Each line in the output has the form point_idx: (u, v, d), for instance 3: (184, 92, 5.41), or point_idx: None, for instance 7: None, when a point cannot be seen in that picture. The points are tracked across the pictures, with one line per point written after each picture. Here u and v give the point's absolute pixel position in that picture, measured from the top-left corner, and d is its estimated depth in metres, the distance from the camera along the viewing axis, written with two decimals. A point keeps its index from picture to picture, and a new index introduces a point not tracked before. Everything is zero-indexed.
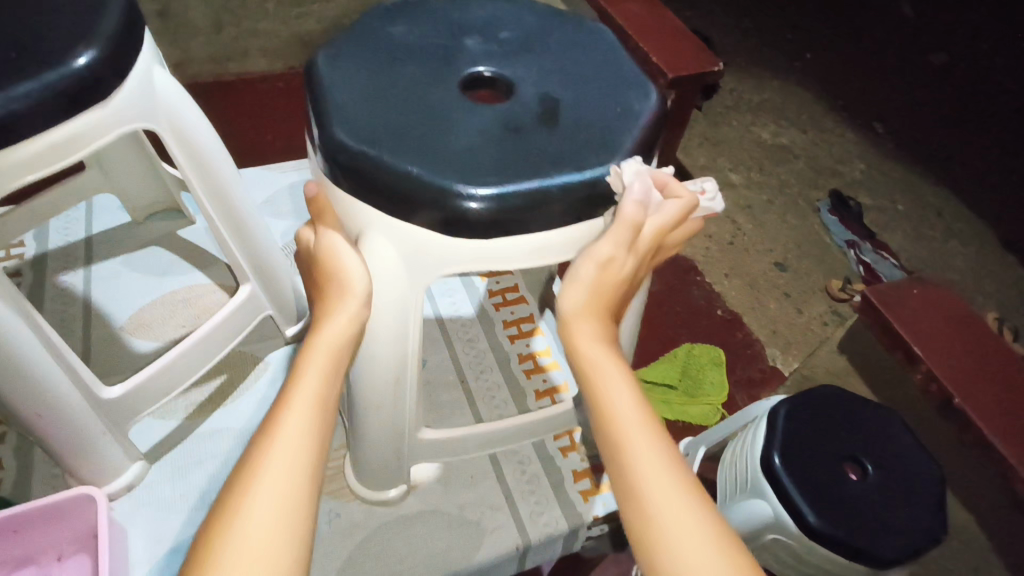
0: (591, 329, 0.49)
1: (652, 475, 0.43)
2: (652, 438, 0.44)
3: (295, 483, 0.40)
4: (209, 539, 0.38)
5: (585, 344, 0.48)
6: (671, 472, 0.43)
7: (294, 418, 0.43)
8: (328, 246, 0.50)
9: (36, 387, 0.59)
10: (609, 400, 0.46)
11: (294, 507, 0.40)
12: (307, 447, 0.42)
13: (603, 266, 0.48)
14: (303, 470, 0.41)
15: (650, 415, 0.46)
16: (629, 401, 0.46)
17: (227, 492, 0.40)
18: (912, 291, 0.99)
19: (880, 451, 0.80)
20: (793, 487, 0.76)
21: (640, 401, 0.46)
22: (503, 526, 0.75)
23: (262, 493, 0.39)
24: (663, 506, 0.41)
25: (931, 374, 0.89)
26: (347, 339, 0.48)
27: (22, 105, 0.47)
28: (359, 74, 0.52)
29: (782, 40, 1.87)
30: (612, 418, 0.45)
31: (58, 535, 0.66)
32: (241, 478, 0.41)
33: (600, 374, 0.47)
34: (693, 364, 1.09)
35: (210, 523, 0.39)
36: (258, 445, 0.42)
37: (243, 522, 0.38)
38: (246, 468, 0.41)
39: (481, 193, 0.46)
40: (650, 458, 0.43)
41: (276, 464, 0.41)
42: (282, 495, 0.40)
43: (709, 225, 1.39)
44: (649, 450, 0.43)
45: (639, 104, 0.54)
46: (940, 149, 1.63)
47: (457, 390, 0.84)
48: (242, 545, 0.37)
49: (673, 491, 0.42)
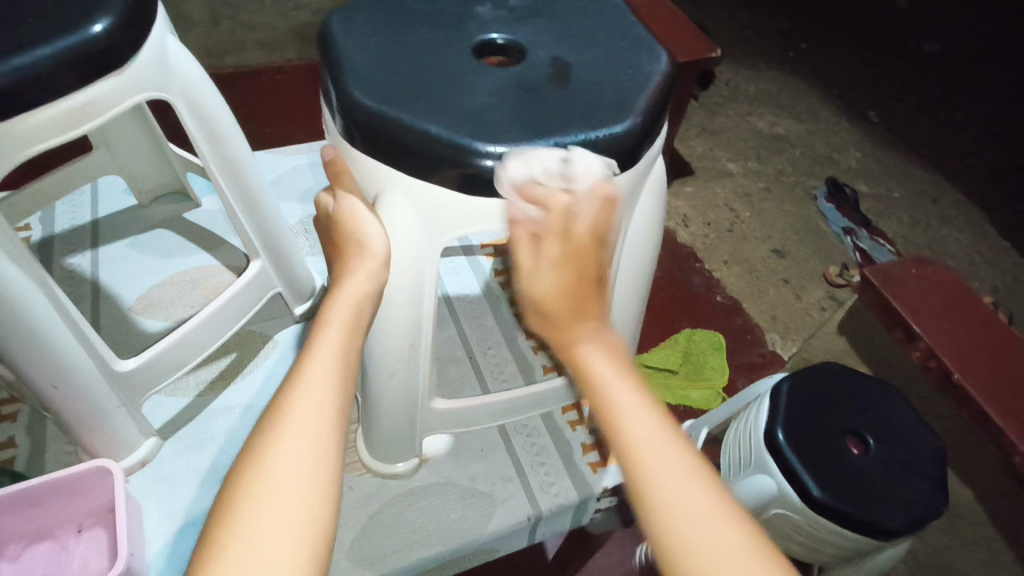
0: (567, 317, 0.47)
1: (646, 440, 0.42)
2: (642, 405, 0.43)
3: (320, 421, 0.43)
4: (240, 469, 0.41)
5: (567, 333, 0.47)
6: (660, 429, 0.43)
7: (317, 364, 0.46)
8: (348, 209, 0.52)
9: (52, 358, 0.59)
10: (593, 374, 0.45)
11: (320, 445, 0.42)
12: (330, 391, 0.44)
13: (533, 285, 0.48)
14: (328, 410, 0.43)
15: (635, 376, 0.45)
16: (613, 369, 0.45)
17: (257, 436, 0.42)
18: (910, 270, 0.99)
19: (881, 423, 0.81)
20: (796, 459, 0.77)
21: (625, 370, 0.46)
22: (513, 496, 0.75)
23: (291, 434, 0.41)
24: (655, 463, 0.41)
25: (930, 351, 0.90)
26: (364, 296, 0.50)
27: (40, 68, 0.47)
28: (372, 38, 0.53)
29: (777, 31, 1.88)
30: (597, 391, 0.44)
31: (74, 508, 0.67)
32: (270, 422, 0.43)
33: (585, 353, 0.46)
34: (693, 349, 1.11)
35: (242, 462, 0.41)
36: (286, 388, 0.45)
37: (270, 456, 0.40)
38: (274, 412, 0.43)
39: (497, 149, 0.47)
40: (641, 420, 0.43)
41: (303, 405, 0.43)
42: (310, 437, 0.42)
43: (707, 212, 1.40)
44: (640, 418, 0.43)
45: (650, 66, 0.54)
46: (934, 137, 1.64)
47: (465, 366, 0.85)
48: (270, 478, 0.39)
49: (661, 446, 0.42)
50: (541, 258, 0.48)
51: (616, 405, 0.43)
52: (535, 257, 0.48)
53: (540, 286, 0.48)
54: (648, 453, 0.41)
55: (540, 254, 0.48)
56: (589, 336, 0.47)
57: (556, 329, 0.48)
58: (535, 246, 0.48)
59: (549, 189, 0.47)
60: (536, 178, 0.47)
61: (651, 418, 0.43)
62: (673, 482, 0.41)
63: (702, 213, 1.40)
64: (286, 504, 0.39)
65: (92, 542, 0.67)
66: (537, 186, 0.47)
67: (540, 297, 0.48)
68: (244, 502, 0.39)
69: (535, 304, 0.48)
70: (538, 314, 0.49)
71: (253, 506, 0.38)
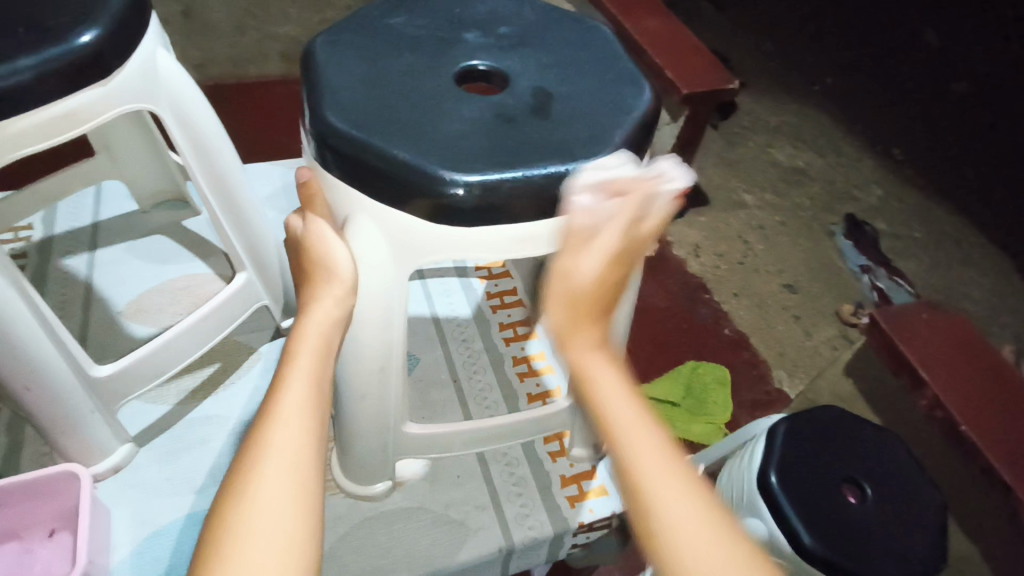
0: (588, 330, 0.44)
1: (659, 474, 0.39)
2: (660, 441, 0.41)
3: (299, 457, 0.42)
4: (222, 512, 0.39)
5: (586, 357, 0.44)
6: (679, 473, 0.39)
7: (292, 397, 0.44)
8: (315, 234, 0.51)
9: (25, 360, 0.59)
10: (611, 399, 0.42)
11: (302, 480, 0.41)
12: (308, 422, 0.43)
13: (569, 275, 0.45)
14: (306, 443, 0.42)
15: (649, 415, 0.42)
16: (629, 398, 0.42)
17: (235, 473, 0.41)
18: (921, 315, 0.88)
19: (881, 472, 0.74)
20: (789, 505, 0.68)
21: (641, 403, 0.42)
22: (486, 526, 0.74)
23: (274, 472, 0.40)
24: (677, 509, 0.38)
25: (937, 401, 0.79)
26: (334, 322, 0.50)
27: (23, 78, 0.48)
28: (355, 62, 0.53)
29: (802, 64, 1.86)
30: (614, 417, 0.41)
31: (41, 511, 0.66)
32: (247, 458, 0.41)
33: (600, 376, 0.43)
34: (695, 382, 1.06)
35: (222, 499, 0.40)
36: (261, 422, 0.43)
37: (251, 498, 0.39)
38: (252, 447, 0.42)
39: (465, 179, 0.46)
40: (661, 463, 0.40)
41: (281, 439, 0.42)
42: (293, 475, 0.41)
43: (719, 242, 1.37)
44: (657, 450, 0.40)
45: (633, 100, 0.54)
46: (959, 179, 1.61)
47: (449, 389, 0.84)
48: (254, 520, 0.38)
49: (681, 489, 0.39)
50: (595, 251, 0.45)
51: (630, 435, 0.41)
52: (589, 248, 0.45)
53: (581, 277, 0.45)
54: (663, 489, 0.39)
55: (595, 244, 0.45)
56: (604, 358, 0.44)
57: (574, 339, 0.44)
58: (603, 232, 0.45)
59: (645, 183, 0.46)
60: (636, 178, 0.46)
61: (670, 459, 0.40)
62: (685, 521, 0.38)
63: (714, 243, 1.36)
64: (270, 547, 0.37)
65: (57, 546, 0.67)
66: (618, 181, 0.46)
67: (571, 295, 0.45)
68: (228, 543, 0.37)
69: (567, 300, 0.45)
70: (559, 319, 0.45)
71: (238, 550, 0.37)
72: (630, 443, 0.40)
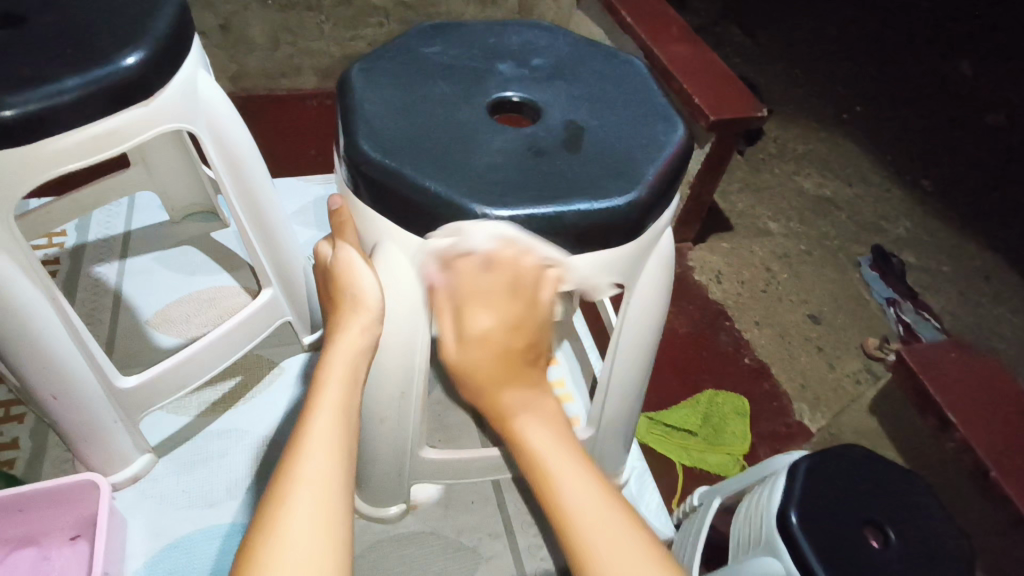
0: (504, 392, 0.50)
1: (579, 498, 0.45)
2: (571, 464, 0.46)
3: (327, 488, 0.41)
4: (249, 545, 0.39)
5: (510, 400, 0.49)
6: (587, 486, 0.45)
7: (320, 429, 0.44)
8: (344, 260, 0.52)
9: (53, 369, 0.60)
10: (533, 445, 0.47)
11: (331, 513, 0.40)
12: (337, 456, 0.43)
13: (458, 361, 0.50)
14: (336, 473, 0.42)
15: (566, 439, 0.48)
16: (549, 438, 0.48)
17: (266, 506, 0.40)
18: (950, 354, 0.84)
19: (910, 518, 0.69)
20: (809, 547, 0.66)
21: (562, 441, 0.48)
22: (499, 555, 0.73)
23: (302, 504, 0.40)
24: (582, 514, 0.44)
25: (965, 444, 0.77)
26: (360, 351, 0.50)
27: (67, 97, 0.49)
28: (390, 90, 0.54)
29: (832, 92, 1.85)
30: (535, 458, 0.47)
31: (62, 519, 0.67)
32: (275, 488, 0.41)
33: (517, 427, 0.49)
34: (714, 412, 1.03)
35: (250, 532, 0.40)
36: (289, 452, 0.43)
37: (279, 531, 0.39)
38: (281, 477, 0.42)
39: (496, 214, 0.46)
40: (571, 480, 0.45)
41: (309, 470, 0.42)
42: (319, 507, 0.40)
43: (742, 270, 1.35)
44: (579, 477, 0.46)
45: (665, 136, 0.54)
46: (988, 215, 1.58)
47: (467, 412, 0.83)
48: (281, 552, 0.38)
49: (586, 494, 0.45)
50: (464, 334, 0.49)
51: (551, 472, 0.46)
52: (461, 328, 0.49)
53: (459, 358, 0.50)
54: (581, 507, 0.44)
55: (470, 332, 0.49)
56: (525, 406, 0.49)
57: (497, 403, 0.50)
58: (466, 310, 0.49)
59: (483, 254, 0.47)
60: (457, 251, 0.48)
61: (579, 477, 0.46)
62: (594, 524, 0.44)
63: (737, 271, 1.34)
64: None
65: (74, 554, 0.67)
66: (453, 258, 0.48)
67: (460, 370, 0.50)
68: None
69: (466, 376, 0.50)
70: (476, 393, 0.50)
71: None
72: (541, 467, 0.47)
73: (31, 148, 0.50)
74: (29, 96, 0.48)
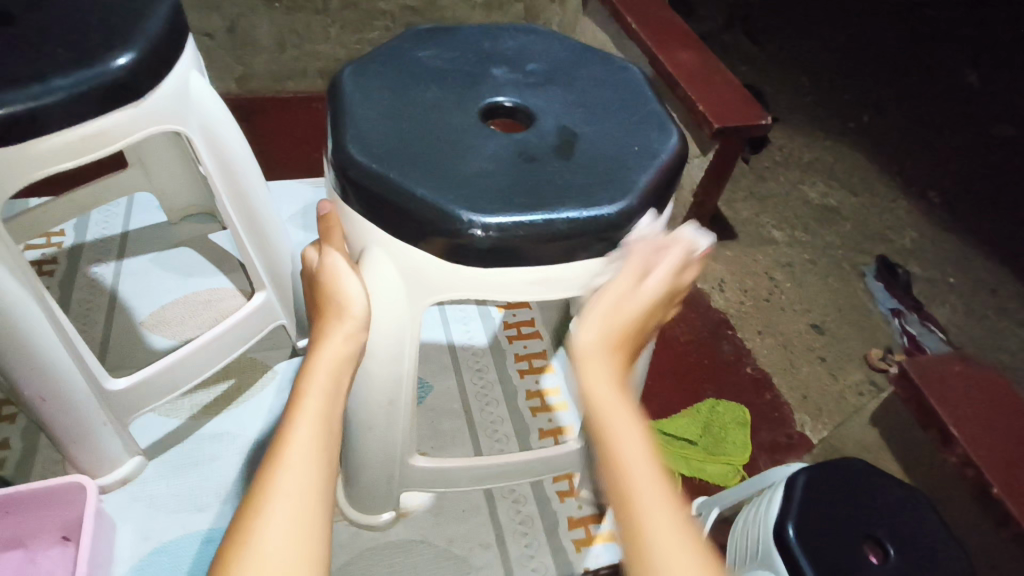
0: (615, 366, 0.47)
1: (658, 523, 0.39)
2: (657, 472, 0.42)
3: (304, 499, 0.41)
4: (225, 555, 0.38)
5: (600, 383, 0.46)
6: (669, 502, 0.41)
7: (300, 437, 0.44)
8: (330, 267, 0.52)
9: (41, 371, 0.60)
10: (624, 451, 0.42)
11: (308, 523, 0.40)
12: (316, 468, 0.42)
13: (619, 302, 0.49)
14: (315, 481, 0.42)
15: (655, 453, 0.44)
16: (641, 446, 0.43)
17: (240, 515, 0.40)
18: (953, 367, 0.83)
19: (911, 535, 0.68)
20: (809, 565, 0.64)
21: (654, 455, 0.43)
22: (489, 565, 0.72)
23: (278, 514, 0.39)
24: (659, 529, 0.39)
25: (967, 459, 0.75)
26: (344, 359, 0.49)
27: (55, 97, 0.49)
28: (382, 94, 0.54)
29: (839, 101, 1.83)
30: (623, 464, 0.42)
31: (49, 520, 0.67)
32: (252, 498, 0.41)
33: (615, 424, 0.44)
34: (715, 421, 1.02)
35: (225, 542, 0.39)
36: (269, 460, 0.43)
37: (254, 543, 0.38)
38: (257, 487, 0.41)
39: (485, 221, 0.46)
40: (655, 494, 0.41)
41: (287, 478, 0.41)
42: (296, 516, 0.39)
43: (745, 279, 1.34)
44: (660, 506, 0.40)
45: (659, 143, 0.54)
46: (995, 226, 1.56)
47: (460, 419, 0.83)
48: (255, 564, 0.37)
49: (667, 515, 0.40)
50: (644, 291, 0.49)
51: (638, 490, 0.41)
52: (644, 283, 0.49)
53: (629, 308, 0.49)
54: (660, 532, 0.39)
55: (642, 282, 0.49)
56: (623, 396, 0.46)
57: (606, 372, 0.46)
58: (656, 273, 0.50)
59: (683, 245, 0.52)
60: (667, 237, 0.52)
61: (664, 489, 0.41)
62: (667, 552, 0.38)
63: (740, 279, 1.33)
64: None
65: (61, 556, 0.67)
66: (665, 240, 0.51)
67: (615, 319, 0.49)
68: None
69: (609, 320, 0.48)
70: (597, 345, 0.48)
71: None
72: (625, 472, 0.42)
73: (18, 147, 0.50)
74: (16, 95, 0.48)
